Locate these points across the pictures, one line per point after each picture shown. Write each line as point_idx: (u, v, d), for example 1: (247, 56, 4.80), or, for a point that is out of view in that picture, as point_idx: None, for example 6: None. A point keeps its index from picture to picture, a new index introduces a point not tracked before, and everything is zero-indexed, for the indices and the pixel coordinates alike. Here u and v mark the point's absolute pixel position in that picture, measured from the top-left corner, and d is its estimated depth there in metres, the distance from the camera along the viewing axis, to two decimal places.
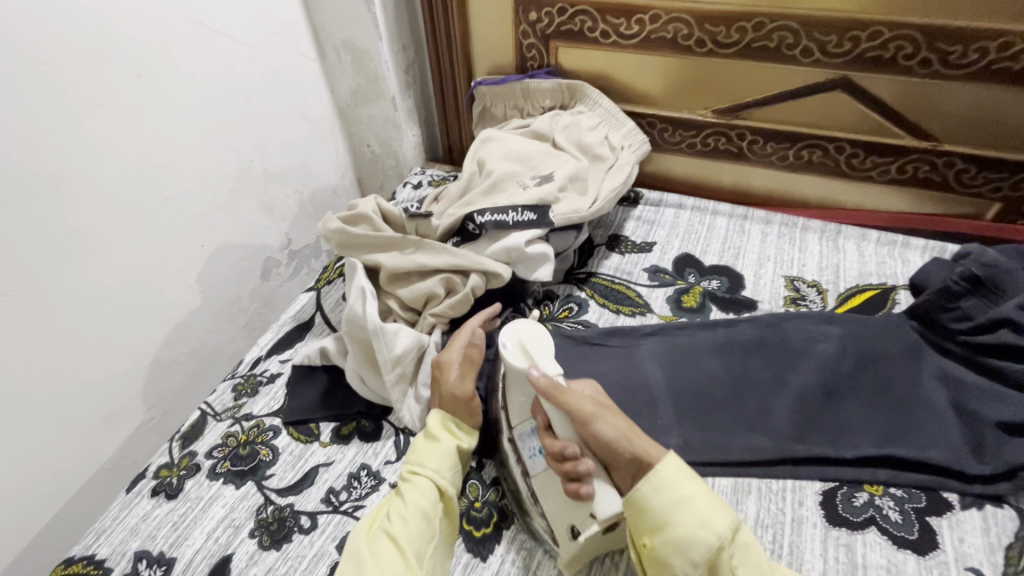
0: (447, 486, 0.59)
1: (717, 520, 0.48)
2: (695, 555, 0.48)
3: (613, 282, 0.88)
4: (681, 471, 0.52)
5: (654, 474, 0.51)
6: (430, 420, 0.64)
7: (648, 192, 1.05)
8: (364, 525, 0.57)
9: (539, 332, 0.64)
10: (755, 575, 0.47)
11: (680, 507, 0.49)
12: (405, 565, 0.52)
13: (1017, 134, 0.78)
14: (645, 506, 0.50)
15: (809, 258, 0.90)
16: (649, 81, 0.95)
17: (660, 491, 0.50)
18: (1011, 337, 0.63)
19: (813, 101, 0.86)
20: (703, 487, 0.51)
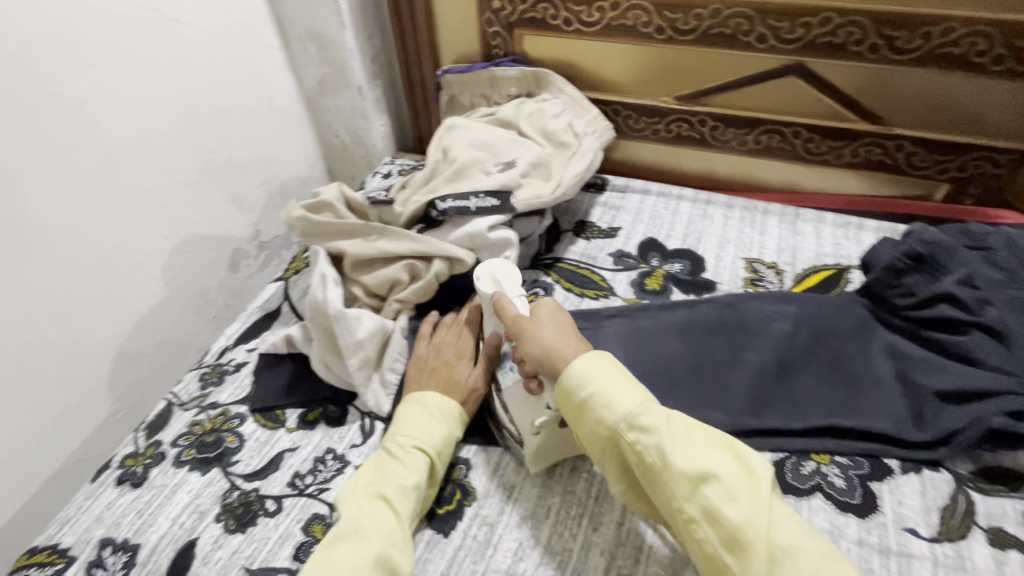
0: (439, 462, 0.61)
1: (613, 407, 0.52)
2: (602, 435, 0.53)
3: (578, 267, 0.90)
4: (596, 366, 0.55)
5: (564, 370, 0.55)
6: (432, 398, 0.64)
7: (614, 179, 1.06)
8: (356, 485, 0.57)
9: (509, 268, 0.66)
10: (654, 452, 0.49)
11: (583, 402, 0.54)
12: (402, 534, 0.53)
13: (961, 117, 0.82)
14: (560, 401, 0.56)
15: (768, 241, 0.92)
16: (612, 69, 0.96)
17: (567, 392, 0.55)
18: (951, 311, 0.66)
19: (770, 87, 0.88)
20: (617, 378, 0.54)
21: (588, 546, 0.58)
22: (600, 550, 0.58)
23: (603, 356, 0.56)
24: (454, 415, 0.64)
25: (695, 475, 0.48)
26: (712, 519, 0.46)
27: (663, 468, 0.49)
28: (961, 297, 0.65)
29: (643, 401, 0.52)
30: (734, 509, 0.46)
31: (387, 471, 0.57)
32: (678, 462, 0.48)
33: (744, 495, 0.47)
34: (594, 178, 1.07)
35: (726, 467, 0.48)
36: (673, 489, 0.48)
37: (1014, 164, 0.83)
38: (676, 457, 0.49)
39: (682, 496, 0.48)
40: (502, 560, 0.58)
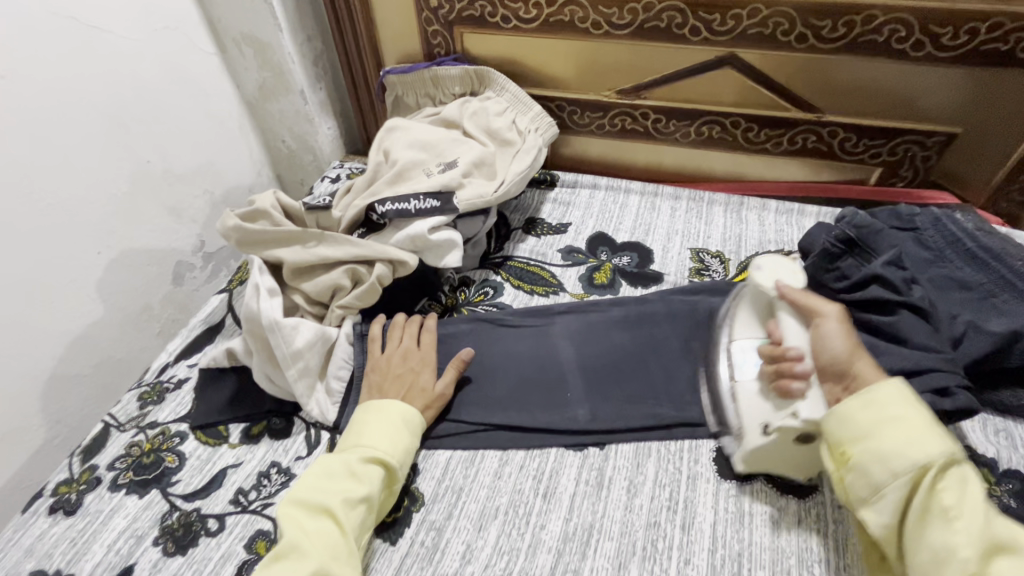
0: (394, 473, 0.60)
1: (929, 443, 0.48)
2: (897, 468, 0.48)
3: (528, 264, 0.90)
4: (901, 394, 0.51)
5: (869, 391, 0.51)
6: (393, 408, 0.63)
7: (563, 174, 1.06)
8: (300, 494, 0.55)
9: (791, 269, 0.64)
10: (963, 507, 0.45)
11: (888, 420, 0.50)
12: (346, 550, 0.52)
13: (888, 103, 0.84)
14: (851, 415, 0.52)
15: (714, 230, 0.94)
16: (554, 65, 0.96)
17: (871, 406, 0.51)
18: (882, 291, 0.67)
19: (707, 78, 0.89)
20: (929, 418, 0.50)
21: (537, 544, 0.58)
22: (548, 548, 0.58)
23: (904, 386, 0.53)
24: (414, 424, 0.64)
25: (992, 540, 0.44)
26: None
27: (962, 517, 0.44)
28: (889, 277, 0.68)
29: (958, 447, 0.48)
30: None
31: (335, 481, 0.56)
32: (987, 522, 0.44)
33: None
34: (544, 174, 1.07)
35: None
36: (968, 545, 0.43)
37: (939, 146, 0.86)
38: (985, 516, 0.44)
39: (972, 550, 0.43)
40: (450, 564, 0.57)
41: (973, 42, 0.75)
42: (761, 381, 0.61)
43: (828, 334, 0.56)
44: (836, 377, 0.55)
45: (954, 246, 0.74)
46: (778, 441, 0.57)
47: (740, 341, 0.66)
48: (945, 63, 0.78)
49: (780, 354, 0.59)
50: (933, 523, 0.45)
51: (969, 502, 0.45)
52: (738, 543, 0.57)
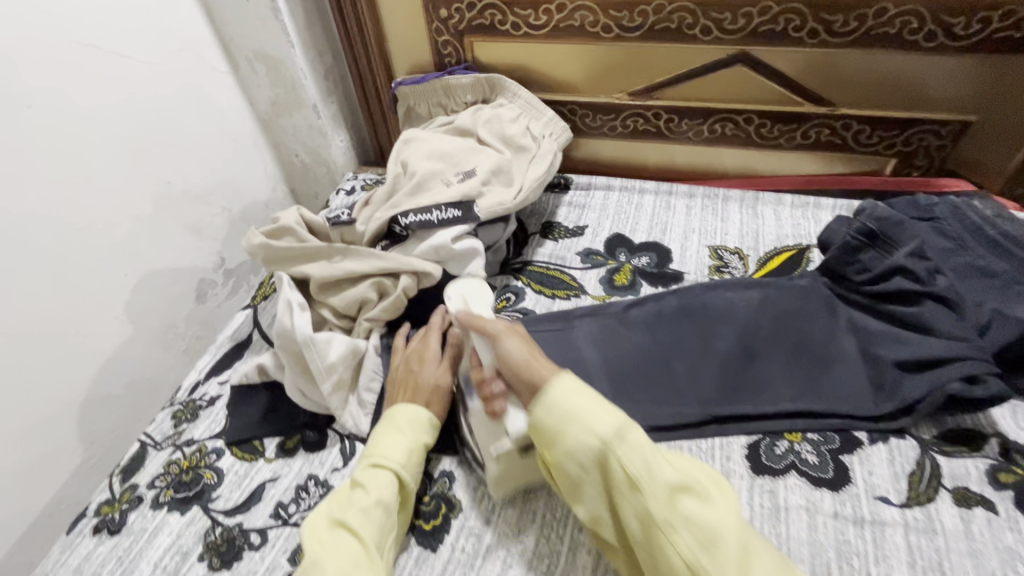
0: (404, 474, 0.59)
1: (596, 426, 0.52)
2: (582, 458, 0.52)
3: (548, 269, 0.91)
4: (573, 386, 0.56)
5: (545, 392, 0.55)
6: (400, 410, 0.63)
7: (577, 177, 1.07)
8: (315, 517, 0.56)
9: (481, 293, 0.71)
10: (640, 469, 0.50)
11: (569, 416, 0.53)
12: (368, 559, 0.52)
13: (901, 94, 0.84)
14: (540, 421, 0.55)
15: (730, 227, 0.94)
16: (565, 69, 0.97)
17: (550, 408, 0.54)
18: (906, 283, 0.68)
19: (719, 77, 0.90)
20: (598, 398, 0.55)
21: (576, 546, 0.59)
22: (588, 549, 0.59)
23: (573, 378, 0.57)
24: (421, 421, 0.63)
25: (676, 486, 0.49)
26: (691, 528, 0.47)
27: (640, 483, 0.49)
28: (914, 269, 0.68)
29: (624, 418, 0.54)
30: (707, 516, 0.48)
31: (346, 495, 0.57)
32: (663, 474, 0.50)
33: (716, 498, 0.50)
34: (558, 177, 1.08)
35: (695, 480, 0.51)
36: (654, 503, 0.48)
37: (955, 133, 0.86)
38: (657, 470, 0.50)
39: (661, 506, 0.48)
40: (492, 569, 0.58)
41: (985, 30, 0.75)
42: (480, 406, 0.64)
43: (502, 351, 0.61)
44: (518, 386, 0.59)
45: (975, 234, 0.74)
46: (507, 458, 0.59)
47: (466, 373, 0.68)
48: (958, 52, 0.78)
49: (481, 380, 0.62)
50: (623, 494, 0.50)
51: (642, 464, 0.50)
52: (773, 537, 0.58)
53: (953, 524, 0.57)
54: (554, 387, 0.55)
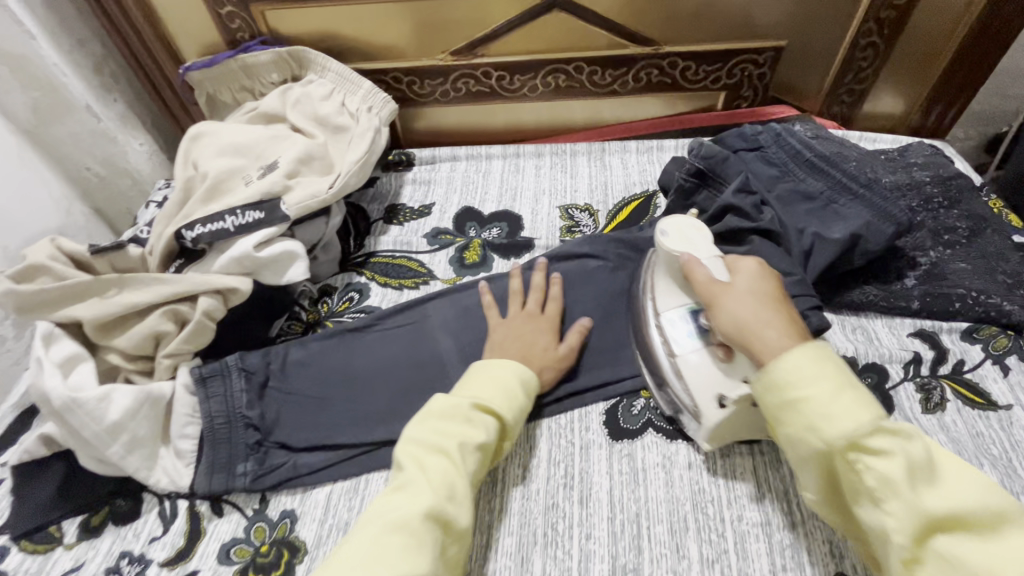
0: (511, 423, 0.56)
1: (829, 422, 0.44)
2: (805, 454, 0.46)
3: (393, 257, 0.83)
4: (806, 363, 0.46)
5: (777, 363, 0.47)
6: (515, 372, 0.59)
7: (420, 152, 0.98)
8: (415, 434, 0.53)
9: (696, 227, 0.62)
10: (881, 482, 0.42)
11: (791, 405, 0.46)
12: (461, 493, 0.50)
13: (714, 26, 0.84)
14: (765, 398, 0.48)
15: (580, 182, 0.91)
16: (378, 34, 0.87)
17: (775, 385, 0.47)
18: (736, 221, 0.69)
19: (540, 25, 0.84)
20: (841, 386, 0.45)
21: None
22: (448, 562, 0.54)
23: (818, 350, 0.47)
24: (530, 386, 0.60)
25: (936, 517, 0.40)
26: (942, 567, 0.39)
27: (887, 498, 0.41)
28: (740, 205, 0.69)
29: (874, 419, 0.43)
30: (979, 555, 0.38)
31: (451, 422, 0.53)
32: (921, 500, 0.40)
33: (1013, 533, 0.38)
34: (398, 154, 0.98)
35: (980, 512, 0.39)
36: (894, 524, 0.41)
37: (771, 60, 0.88)
38: (912, 493, 0.41)
39: (903, 529, 0.40)
40: None
41: None
42: (696, 351, 0.57)
43: (744, 297, 0.53)
44: (742, 344, 0.51)
45: (795, 158, 0.75)
46: (739, 409, 0.54)
47: (670, 315, 0.60)
48: None
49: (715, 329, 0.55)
50: (861, 502, 0.43)
51: (888, 477, 0.41)
52: (634, 503, 0.57)
53: None
54: (774, 368, 0.47)
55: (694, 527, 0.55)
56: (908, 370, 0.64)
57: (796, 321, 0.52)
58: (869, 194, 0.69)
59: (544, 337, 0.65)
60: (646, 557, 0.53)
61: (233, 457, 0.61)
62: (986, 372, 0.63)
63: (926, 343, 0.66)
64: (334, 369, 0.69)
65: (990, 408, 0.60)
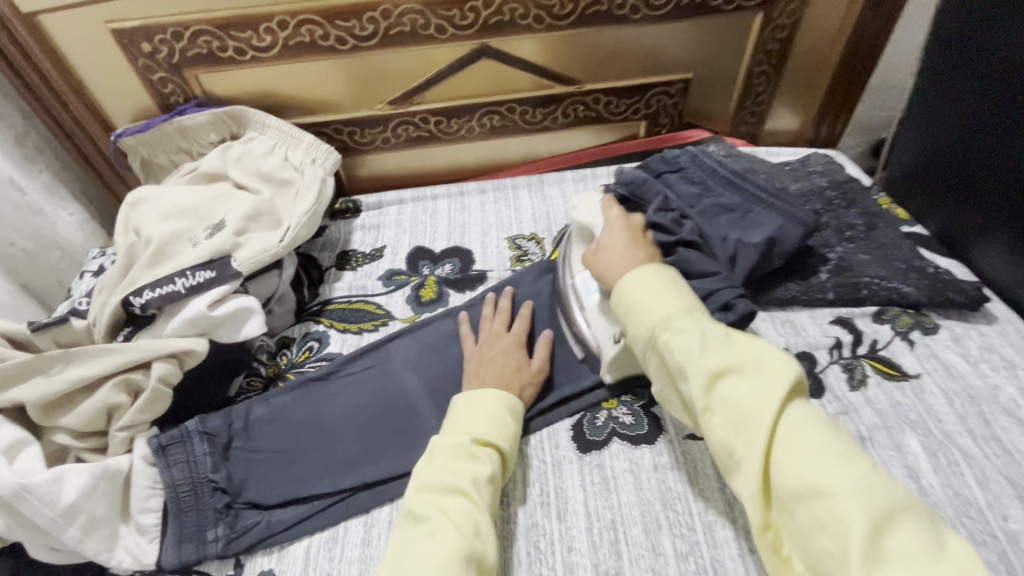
0: (509, 451, 0.59)
1: (646, 315, 0.53)
2: (638, 348, 0.54)
3: (349, 302, 0.84)
4: (640, 277, 0.56)
5: (622, 280, 0.57)
6: (502, 399, 0.62)
7: (366, 197, 1.01)
8: (427, 480, 0.54)
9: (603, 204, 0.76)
10: (683, 355, 0.49)
11: (626, 310, 0.55)
12: (485, 528, 0.51)
13: (629, 64, 0.92)
14: (614, 301, 0.58)
15: (523, 214, 0.96)
16: (314, 88, 0.90)
17: (615, 297, 0.57)
18: (659, 236, 0.75)
19: (469, 72, 0.90)
20: (665, 287, 0.54)
21: None
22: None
23: (653, 269, 0.57)
24: (517, 411, 0.63)
25: (714, 370, 0.46)
26: (722, 410, 0.45)
27: (683, 364, 0.48)
28: (660, 222, 0.75)
29: (684, 307, 0.52)
30: (749, 392, 0.45)
31: (462, 461, 0.55)
32: (702, 360, 0.47)
33: (774, 367, 0.45)
34: (345, 202, 1.00)
35: (750, 362, 0.46)
36: (691, 386, 0.47)
37: (681, 91, 0.97)
38: (702, 356, 0.48)
39: (698, 391, 0.47)
40: None
41: None
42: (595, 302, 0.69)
43: (614, 247, 0.65)
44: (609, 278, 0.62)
45: (712, 175, 0.84)
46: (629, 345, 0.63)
47: (577, 277, 0.72)
48: (661, 20, 0.87)
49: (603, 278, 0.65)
50: (675, 376, 0.50)
51: (686, 349, 0.48)
52: (609, 510, 0.59)
53: None
54: (617, 288, 0.56)
55: (666, 524, 0.58)
56: (832, 354, 0.71)
57: (649, 255, 0.63)
58: (778, 203, 0.78)
59: (503, 366, 0.67)
60: (626, 560, 0.56)
61: (203, 523, 0.59)
62: (897, 347, 0.71)
63: (844, 329, 0.74)
64: (300, 420, 0.68)
65: (903, 378, 0.68)
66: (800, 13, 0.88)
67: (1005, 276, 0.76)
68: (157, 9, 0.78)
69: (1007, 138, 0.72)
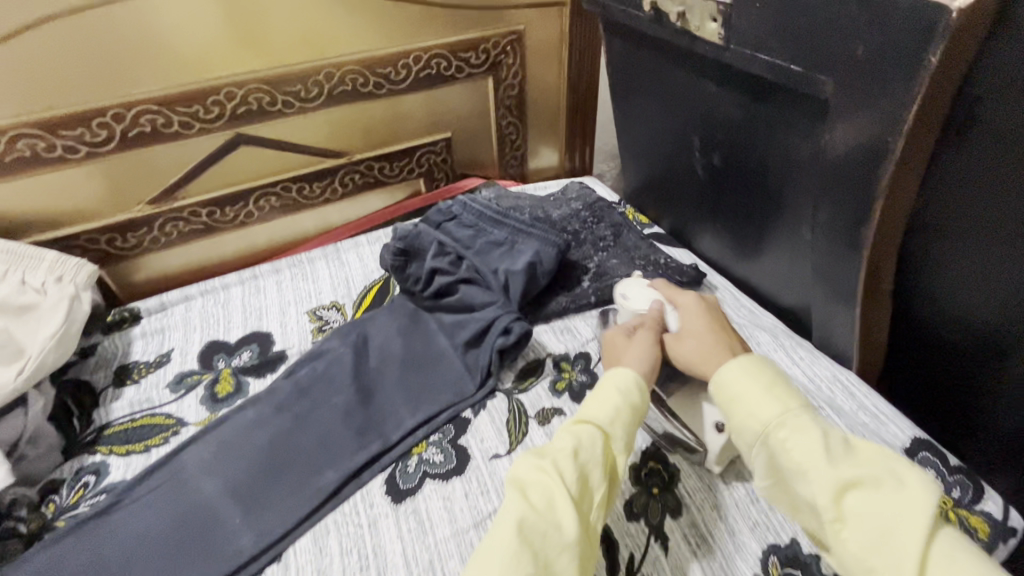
0: (608, 429, 0.57)
1: (759, 412, 0.53)
2: (746, 439, 0.54)
3: (133, 421, 0.76)
4: (742, 371, 0.56)
5: (723, 371, 0.57)
6: (620, 375, 0.61)
7: (144, 303, 0.94)
8: (520, 461, 0.56)
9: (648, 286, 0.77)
10: (807, 458, 0.49)
11: (729, 400, 0.56)
12: (563, 502, 0.51)
13: (391, 131, 1.01)
14: (717, 389, 0.57)
15: (322, 284, 0.97)
16: (51, 202, 0.83)
17: (721, 389, 0.57)
18: (444, 278, 0.86)
19: (230, 161, 0.91)
20: (773, 383, 0.55)
21: None
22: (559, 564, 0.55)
23: (754, 359, 0.57)
24: (631, 386, 0.60)
25: (847, 482, 0.48)
26: (858, 522, 0.47)
27: (811, 468, 0.49)
28: (442, 266, 0.85)
29: (799, 406, 0.53)
30: (885, 507, 0.46)
31: (551, 444, 0.57)
32: (835, 468, 0.48)
33: (912, 483, 0.46)
34: (119, 312, 0.92)
35: (884, 469, 0.48)
36: (819, 493, 0.48)
37: (446, 148, 1.07)
38: (835, 467, 0.48)
39: (826, 497, 0.48)
40: None
41: (411, 73, 0.95)
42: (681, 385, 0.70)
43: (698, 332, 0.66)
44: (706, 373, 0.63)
45: (482, 218, 0.93)
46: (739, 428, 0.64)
47: None
48: (406, 92, 0.97)
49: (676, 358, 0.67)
50: (791, 474, 0.50)
51: (812, 453, 0.49)
52: (426, 552, 0.61)
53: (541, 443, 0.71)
54: (719, 375, 0.57)
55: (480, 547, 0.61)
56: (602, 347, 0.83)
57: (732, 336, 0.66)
58: (536, 231, 0.90)
59: None
60: None
61: None
62: None
63: None
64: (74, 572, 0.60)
65: None
66: (522, 73, 1.06)
67: (716, 254, 0.97)
68: None
69: (678, 151, 0.91)
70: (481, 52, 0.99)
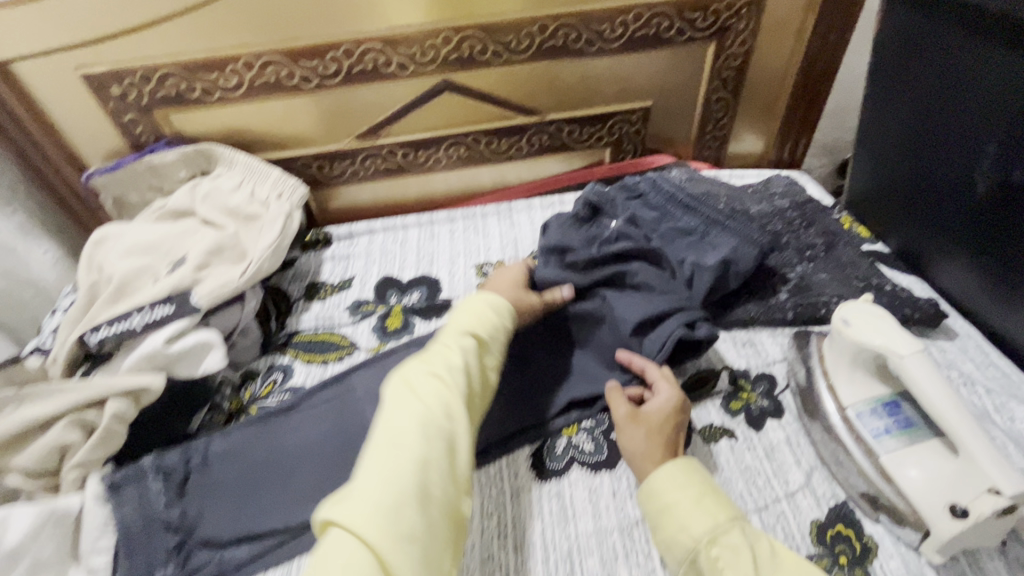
0: (488, 341, 0.65)
1: (691, 524, 0.51)
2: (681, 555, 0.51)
3: (316, 334, 0.84)
4: (673, 478, 0.55)
5: (659, 474, 0.56)
6: (495, 303, 0.70)
7: (337, 229, 1.02)
8: (405, 372, 0.60)
9: (887, 317, 0.60)
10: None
11: (664, 509, 0.54)
12: (456, 406, 0.57)
13: (590, 95, 0.95)
14: (653, 491, 0.56)
15: (492, 241, 0.97)
16: (281, 124, 0.92)
17: (653, 496, 0.55)
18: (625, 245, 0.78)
19: (433, 106, 0.92)
20: (702, 494, 0.54)
21: None
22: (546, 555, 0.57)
23: (686, 464, 0.57)
24: (501, 309, 0.69)
25: None
26: None
27: None
28: (629, 233, 0.79)
29: (730, 517, 0.51)
30: None
31: (434, 355, 0.62)
32: None
33: None
34: (316, 233, 1.02)
35: None
36: None
37: (642, 118, 0.99)
38: None
39: None
40: None
41: (628, 31, 0.87)
42: (903, 444, 0.56)
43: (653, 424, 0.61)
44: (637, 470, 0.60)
45: (671, 201, 0.84)
46: (983, 522, 0.48)
47: (864, 408, 0.60)
48: (616, 52, 0.90)
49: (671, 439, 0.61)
50: None
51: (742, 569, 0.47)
52: (565, 541, 0.58)
53: (705, 462, 0.63)
54: (650, 482, 0.56)
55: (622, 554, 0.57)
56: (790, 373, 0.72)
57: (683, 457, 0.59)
58: (734, 224, 0.79)
59: None
60: None
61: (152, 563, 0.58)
62: None
63: None
64: (258, 456, 0.67)
65: None
66: (751, 42, 0.92)
67: (961, 290, 0.77)
68: (128, 53, 0.80)
69: (954, 157, 0.72)
70: (710, 14, 0.87)
